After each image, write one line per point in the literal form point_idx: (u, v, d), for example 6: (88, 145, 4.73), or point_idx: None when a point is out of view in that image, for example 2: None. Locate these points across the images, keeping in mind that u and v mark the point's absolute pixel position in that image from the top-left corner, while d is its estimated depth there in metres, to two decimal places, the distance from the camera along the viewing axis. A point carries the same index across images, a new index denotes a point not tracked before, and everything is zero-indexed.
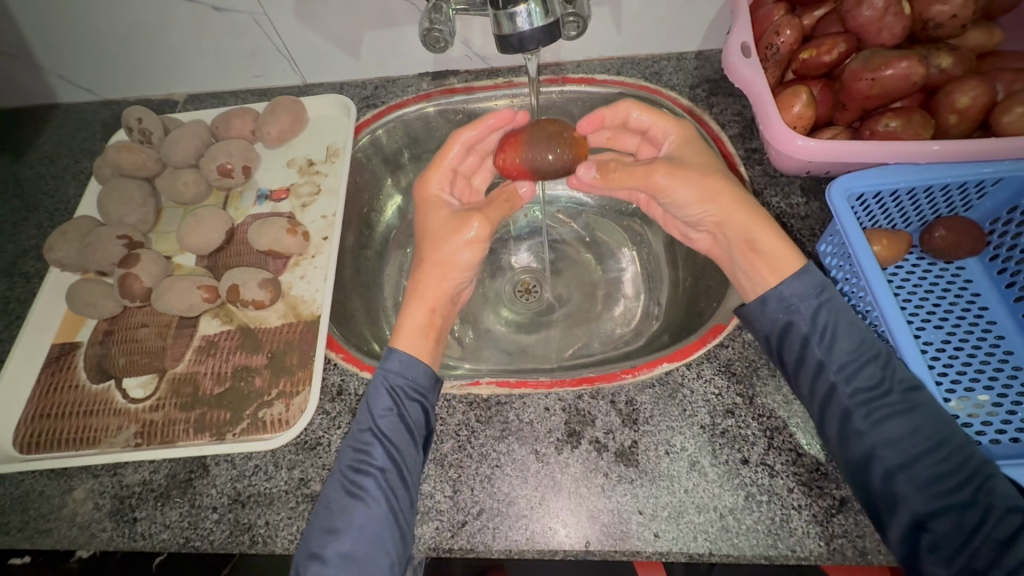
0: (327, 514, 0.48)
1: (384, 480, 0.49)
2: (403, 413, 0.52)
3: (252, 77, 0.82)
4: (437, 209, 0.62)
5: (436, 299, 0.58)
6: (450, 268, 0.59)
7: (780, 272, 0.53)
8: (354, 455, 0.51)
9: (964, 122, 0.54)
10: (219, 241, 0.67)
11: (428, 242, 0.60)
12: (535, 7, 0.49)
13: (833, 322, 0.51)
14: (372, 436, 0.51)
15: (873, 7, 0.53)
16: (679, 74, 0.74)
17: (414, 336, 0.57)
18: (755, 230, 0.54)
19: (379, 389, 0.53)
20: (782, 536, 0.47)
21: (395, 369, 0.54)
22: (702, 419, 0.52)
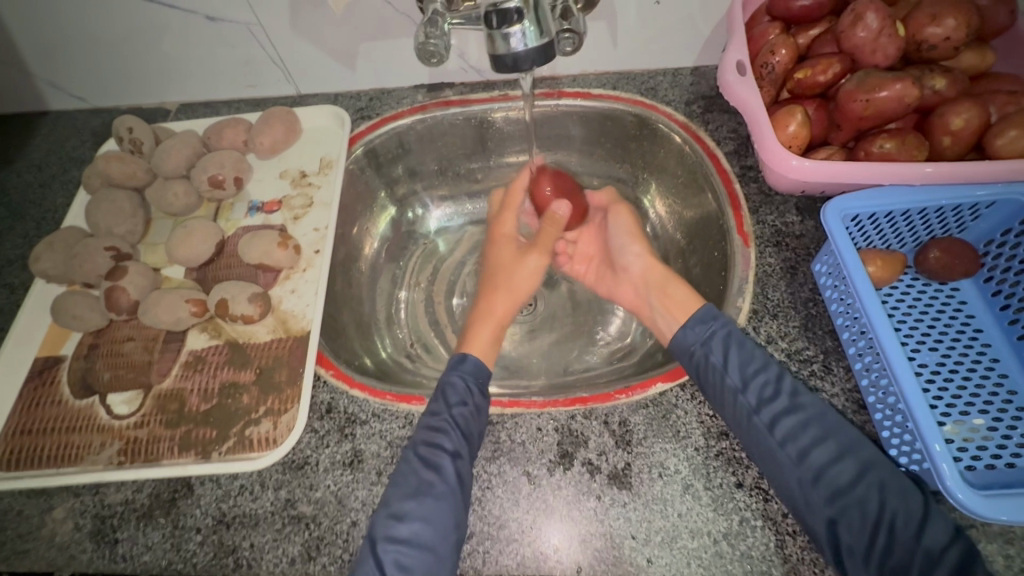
0: (399, 496, 0.49)
1: (459, 465, 0.50)
2: (475, 405, 0.54)
3: (246, 87, 0.82)
4: (506, 244, 0.72)
5: (502, 320, 0.66)
6: (516, 294, 0.68)
7: (687, 311, 0.59)
8: (426, 442, 0.51)
9: (958, 144, 0.54)
10: (209, 253, 0.66)
11: (500, 274, 0.69)
12: (529, 27, 0.49)
13: (732, 342, 0.53)
14: (447, 423, 0.52)
15: (867, 28, 0.53)
16: (674, 89, 0.74)
17: (485, 346, 0.63)
18: (672, 282, 0.63)
19: (455, 386, 0.56)
20: (776, 563, 0.46)
21: (470, 371, 0.58)
22: (695, 441, 0.52)
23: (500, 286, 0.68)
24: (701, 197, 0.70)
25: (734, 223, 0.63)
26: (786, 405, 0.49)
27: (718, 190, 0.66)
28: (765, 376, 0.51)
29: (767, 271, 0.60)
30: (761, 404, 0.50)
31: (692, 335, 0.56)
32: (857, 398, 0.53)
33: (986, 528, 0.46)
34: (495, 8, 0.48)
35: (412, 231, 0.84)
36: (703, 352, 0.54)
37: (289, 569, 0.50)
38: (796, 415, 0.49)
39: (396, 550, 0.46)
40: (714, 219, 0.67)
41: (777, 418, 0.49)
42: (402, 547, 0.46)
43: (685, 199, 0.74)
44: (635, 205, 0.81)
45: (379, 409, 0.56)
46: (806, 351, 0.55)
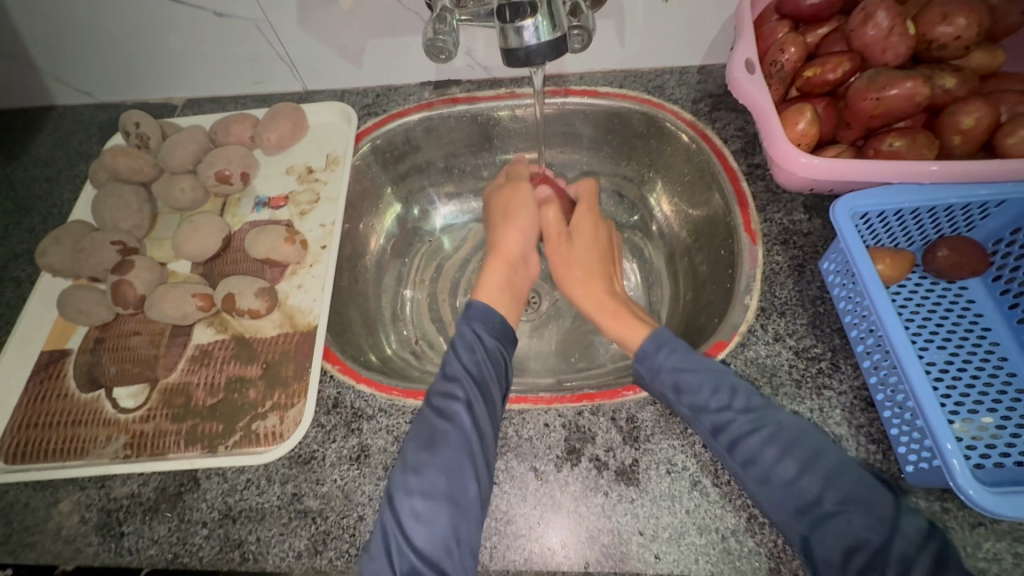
0: (413, 449, 0.49)
1: (474, 413, 0.50)
2: (489, 352, 0.55)
3: (253, 83, 0.82)
4: (507, 190, 0.71)
5: (511, 256, 0.65)
6: (524, 230, 0.67)
7: (632, 351, 0.58)
8: (442, 392, 0.52)
9: (968, 143, 0.54)
10: (216, 248, 0.66)
11: (502, 214, 0.69)
12: (542, 22, 0.49)
13: (680, 373, 0.51)
14: (459, 372, 0.53)
15: (878, 27, 0.53)
16: (682, 88, 0.74)
17: (492, 289, 0.62)
18: (614, 318, 0.61)
19: (466, 333, 0.57)
20: (785, 560, 0.46)
21: (476, 316, 0.58)
22: (703, 438, 0.51)
23: (503, 227, 0.67)
24: (708, 196, 0.70)
25: (742, 221, 0.63)
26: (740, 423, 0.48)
27: (725, 189, 0.66)
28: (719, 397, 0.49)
29: (775, 269, 0.60)
30: (718, 427, 0.48)
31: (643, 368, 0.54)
32: (865, 396, 0.53)
33: (995, 527, 0.46)
34: (508, 1, 0.48)
35: (418, 228, 0.84)
36: (656, 385, 0.52)
37: (295, 562, 0.50)
38: (760, 434, 0.47)
39: (412, 503, 0.46)
40: (721, 217, 0.67)
41: (736, 440, 0.47)
42: (419, 500, 0.46)
43: (691, 197, 0.74)
44: (641, 203, 0.81)
45: (386, 405, 0.56)
46: (814, 349, 0.55)
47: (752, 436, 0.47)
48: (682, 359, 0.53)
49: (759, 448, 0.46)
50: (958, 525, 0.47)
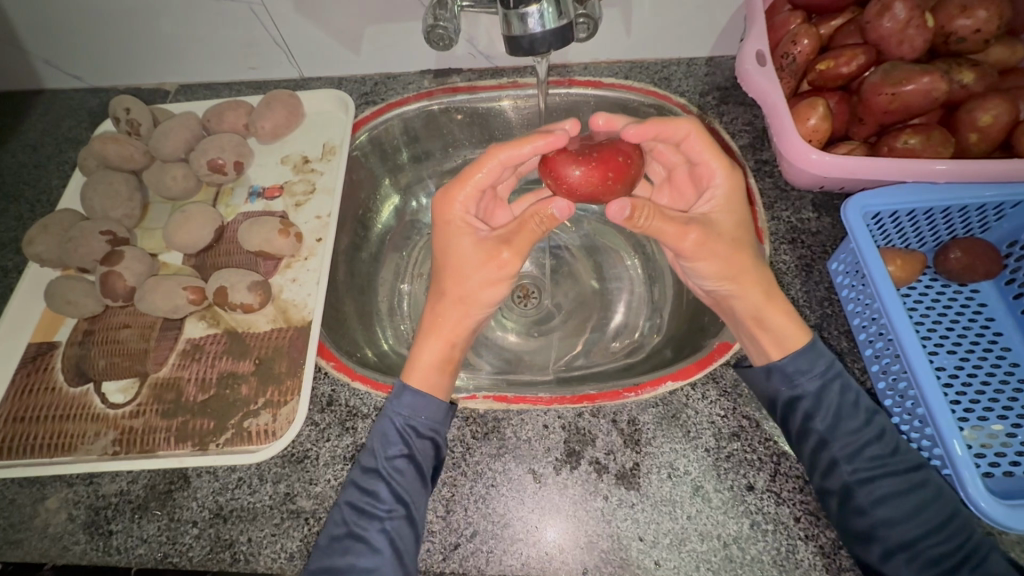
0: (328, 553, 0.47)
1: (394, 516, 0.48)
2: (414, 453, 0.50)
3: (247, 69, 0.79)
4: (463, 237, 0.58)
5: (452, 334, 0.58)
6: (469, 306, 0.58)
7: (784, 348, 0.51)
8: (360, 494, 0.49)
9: (985, 141, 0.51)
10: (208, 239, 0.64)
11: (451, 274, 0.58)
12: (548, 8, 0.46)
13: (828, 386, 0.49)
14: (380, 475, 0.49)
15: (895, 19, 0.51)
16: (689, 80, 0.72)
17: (428, 371, 0.55)
18: (771, 312, 0.52)
19: (387, 431, 0.51)
20: (787, 568, 0.45)
21: (405, 408, 0.52)
22: (706, 442, 0.50)
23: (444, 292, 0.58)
24: None
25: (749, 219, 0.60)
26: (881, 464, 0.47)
27: None
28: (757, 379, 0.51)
29: (782, 269, 0.58)
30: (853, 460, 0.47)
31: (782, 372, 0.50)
32: (872, 401, 0.52)
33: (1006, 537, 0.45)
34: None
35: (416, 221, 0.82)
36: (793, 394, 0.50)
37: (287, 564, 0.49)
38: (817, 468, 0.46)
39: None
40: None
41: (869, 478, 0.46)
42: None
43: None
44: None
45: (381, 403, 0.55)
46: None
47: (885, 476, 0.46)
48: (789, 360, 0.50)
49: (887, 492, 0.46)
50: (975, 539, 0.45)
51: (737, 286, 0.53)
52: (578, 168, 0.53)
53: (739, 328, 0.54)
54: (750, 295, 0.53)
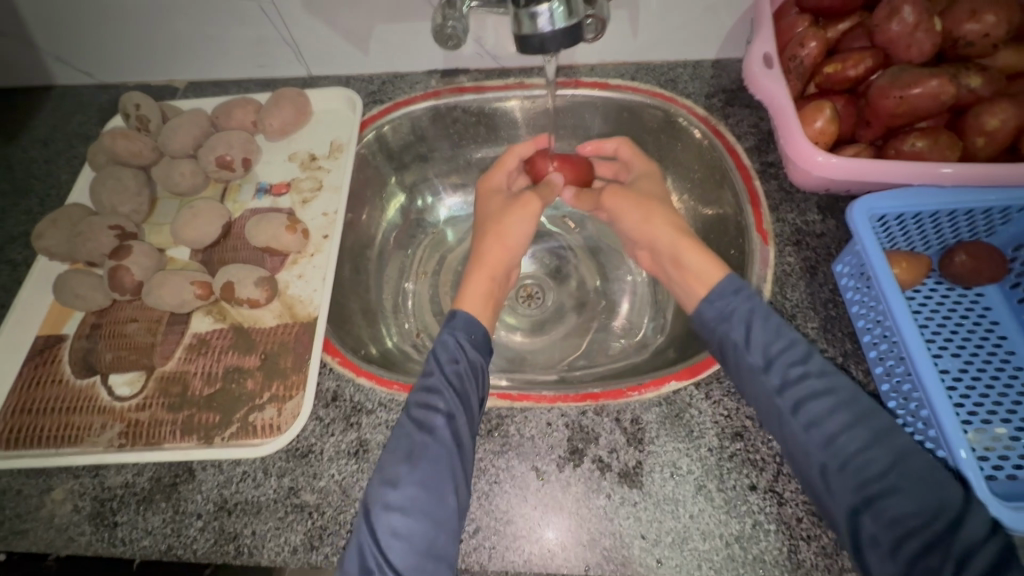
0: (392, 462, 0.47)
1: (453, 422, 0.49)
2: (469, 361, 0.53)
3: (256, 67, 0.80)
4: (493, 198, 0.67)
5: (495, 269, 0.61)
6: (506, 241, 0.63)
7: (708, 282, 0.55)
8: (422, 397, 0.51)
9: (992, 145, 0.51)
10: (216, 234, 0.65)
11: (493, 219, 0.64)
12: (558, 7, 0.47)
13: (754, 318, 0.50)
14: (439, 382, 0.51)
15: (903, 22, 0.51)
16: (695, 82, 0.72)
17: (476, 301, 0.60)
18: (687, 249, 0.57)
19: (446, 344, 0.55)
20: (789, 568, 0.45)
21: (461, 326, 0.56)
22: (709, 442, 0.50)
23: (490, 230, 0.63)
24: (719, 193, 0.69)
25: (753, 220, 0.62)
26: (815, 385, 0.46)
27: (737, 188, 0.65)
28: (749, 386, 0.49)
29: (787, 271, 0.59)
30: (785, 385, 0.47)
31: (711, 311, 0.53)
32: (876, 402, 0.52)
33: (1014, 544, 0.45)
34: None
35: (421, 220, 0.83)
36: (724, 329, 0.51)
37: (290, 557, 0.49)
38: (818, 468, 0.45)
39: (391, 518, 0.44)
40: (732, 216, 0.66)
41: (803, 401, 0.46)
42: (397, 514, 0.45)
43: (702, 193, 0.72)
44: None
45: (385, 399, 0.55)
46: (824, 354, 0.54)
47: (820, 397, 0.46)
48: (773, 361, 0.49)
49: (824, 411, 0.45)
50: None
51: (654, 228, 0.60)
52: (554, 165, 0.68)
53: (671, 279, 0.60)
54: (666, 236, 0.59)
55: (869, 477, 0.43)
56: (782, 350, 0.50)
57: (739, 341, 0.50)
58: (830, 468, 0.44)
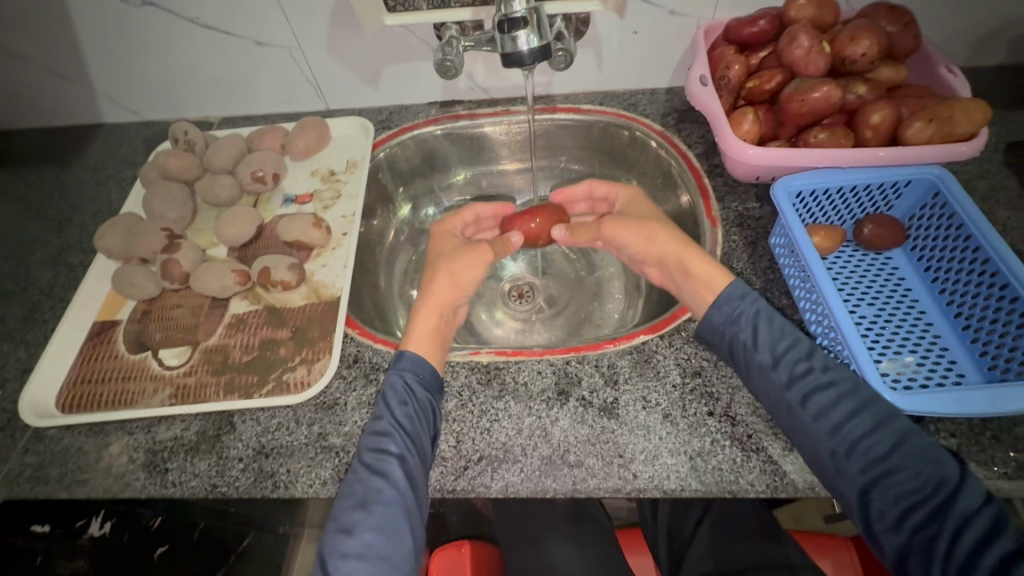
0: (347, 509, 0.52)
1: (407, 465, 0.53)
2: (416, 403, 0.57)
3: (282, 103, 0.94)
4: (447, 240, 0.72)
5: (445, 307, 0.64)
6: (458, 283, 0.66)
7: (713, 288, 0.60)
8: (374, 442, 0.54)
9: (879, 136, 0.65)
10: (249, 234, 0.76)
11: (445, 259, 0.68)
12: (532, 35, 0.61)
13: (760, 321, 0.57)
14: (390, 426, 0.55)
15: (801, 46, 0.66)
16: (652, 105, 0.87)
17: (424, 338, 0.62)
18: (690, 255, 0.62)
19: (395, 386, 0.57)
20: (743, 474, 0.54)
21: (408, 367, 0.59)
22: (673, 379, 0.60)
23: (444, 267, 0.66)
24: (677, 193, 0.82)
25: (704, 209, 0.74)
26: (817, 379, 0.52)
27: (690, 185, 0.78)
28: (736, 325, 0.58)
29: (732, 246, 0.71)
30: (792, 380, 0.53)
31: (720, 315, 0.59)
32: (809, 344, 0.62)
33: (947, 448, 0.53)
34: (505, 18, 0.61)
35: (424, 229, 0.95)
36: (733, 331, 0.58)
37: (321, 489, 0.57)
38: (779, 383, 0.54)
39: (348, 562, 0.49)
40: (688, 209, 0.78)
41: (810, 392, 0.52)
42: (353, 560, 0.49)
43: (663, 196, 0.85)
44: None
45: None
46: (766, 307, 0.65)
47: (825, 389, 0.52)
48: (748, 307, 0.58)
49: (828, 403, 0.51)
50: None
51: (658, 246, 0.65)
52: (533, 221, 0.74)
53: (679, 285, 0.64)
54: (669, 247, 0.64)
55: (875, 460, 0.48)
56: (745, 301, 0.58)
57: (749, 341, 0.56)
58: (841, 452, 0.49)
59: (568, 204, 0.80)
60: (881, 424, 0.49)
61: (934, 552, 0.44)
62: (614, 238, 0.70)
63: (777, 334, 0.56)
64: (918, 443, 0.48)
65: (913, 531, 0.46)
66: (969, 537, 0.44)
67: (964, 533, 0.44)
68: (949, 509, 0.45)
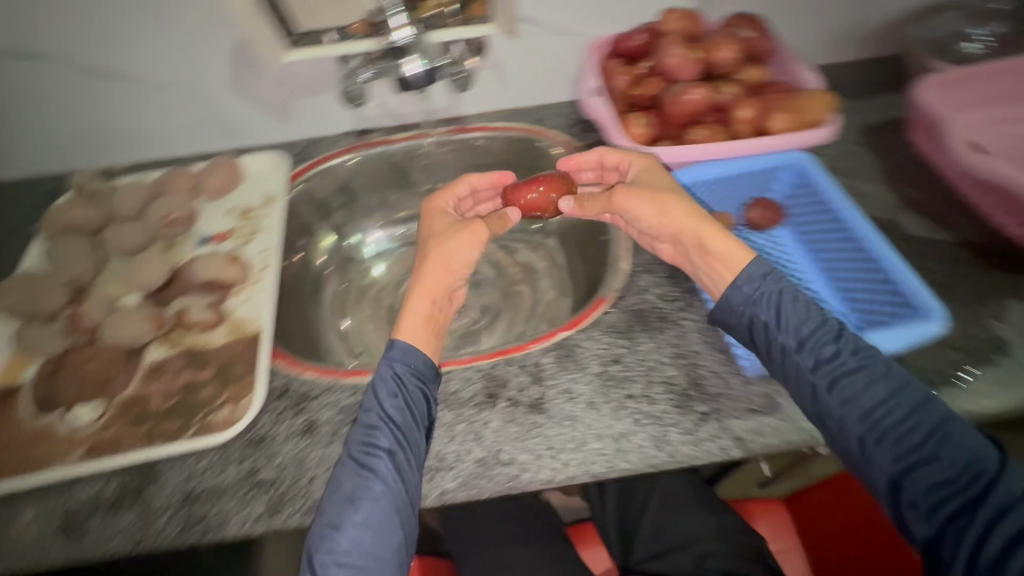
0: (336, 504, 0.52)
1: (395, 460, 0.53)
2: (407, 396, 0.57)
3: (192, 145, 0.93)
4: (439, 217, 0.68)
5: (437, 292, 0.62)
6: (450, 266, 0.63)
7: (732, 266, 0.59)
8: (363, 438, 0.55)
9: (748, 129, 0.72)
10: (163, 279, 0.75)
11: (434, 240, 0.65)
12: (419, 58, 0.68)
13: (784, 302, 0.56)
14: (380, 419, 0.55)
15: (672, 55, 0.73)
16: (558, 118, 0.93)
17: (416, 327, 0.61)
18: (709, 231, 0.60)
19: (384, 376, 0.57)
20: (664, 447, 0.58)
21: (399, 357, 0.58)
22: (594, 368, 0.64)
23: (437, 248, 0.63)
24: None
25: None
26: (849, 367, 0.52)
27: None
28: (761, 308, 0.57)
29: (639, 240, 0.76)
30: (818, 363, 0.53)
31: (739, 296, 0.58)
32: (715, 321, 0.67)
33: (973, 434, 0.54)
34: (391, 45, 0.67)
35: (351, 257, 0.96)
36: (753, 312, 0.57)
37: (254, 526, 0.56)
38: (804, 365, 0.54)
39: (336, 557, 0.49)
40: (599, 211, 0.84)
41: (837, 377, 0.52)
42: (342, 555, 0.50)
43: None
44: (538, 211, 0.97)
45: (330, 384, 0.65)
46: (673, 292, 0.70)
47: (854, 375, 0.52)
48: (773, 290, 0.57)
49: (859, 391, 0.51)
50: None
51: (674, 220, 0.62)
52: (535, 192, 0.71)
53: (693, 261, 0.63)
54: (685, 222, 0.61)
55: (907, 448, 0.49)
56: (765, 282, 0.58)
57: (770, 323, 0.56)
58: (870, 441, 0.50)
59: (576, 172, 0.75)
60: (915, 413, 0.49)
61: (965, 544, 0.45)
62: (625, 210, 0.66)
63: (787, 322, 0.56)
64: (959, 433, 0.48)
65: (944, 522, 0.46)
66: (1003, 531, 0.44)
67: (998, 526, 0.44)
68: (985, 500, 0.45)
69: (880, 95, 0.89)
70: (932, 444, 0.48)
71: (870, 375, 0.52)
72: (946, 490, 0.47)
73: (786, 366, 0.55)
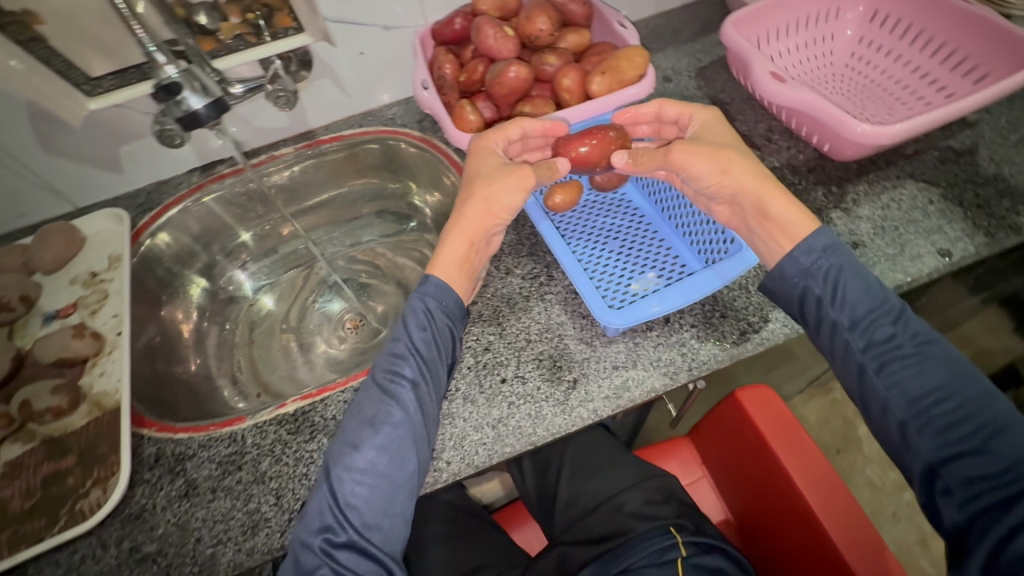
0: (356, 427, 0.55)
1: (418, 391, 0.56)
2: (436, 332, 0.58)
3: (18, 217, 0.85)
4: (489, 155, 0.63)
5: (476, 235, 0.61)
6: (493, 208, 0.61)
7: (792, 236, 0.57)
8: (388, 367, 0.57)
9: (575, 96, 0.73)
10: (7, 369, 0.69)
11: (483, 180, 0.61)
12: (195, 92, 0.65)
13: (840, 277, 0.54)
14: (407, 349, 0.57)
15: (488, 34, 0.73)
16: (407, 114, 0.91)
17: (451, 263, 0.61)
18: (773, 197, 0.57)
19: (417, 310, 0.59)
20: (540, 423, 0.60)
21: (432, 292, 0.59)
22: (466, 361, 0.65)
23: (485, 186, 0.61)
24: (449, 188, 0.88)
25: None
26: (904, 352, 0.51)
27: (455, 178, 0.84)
28: (813, 287, 0.55)
29: None
30: (870, 344, 0.52)
31: (794, 266, 0.56)
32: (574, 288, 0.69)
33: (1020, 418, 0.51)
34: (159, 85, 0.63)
35: (230, 296, 0.92)
36: (807, 284, 0.55)
37: None
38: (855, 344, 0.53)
39: (352, 475, 0.53)
40: None
41: (886, 360, 0.51)
42: (357, 474, 0.53)
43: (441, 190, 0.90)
44: (411, 209, 0.96)
45: (205, 440, 0.63)
46: (533, 269, 0.71)
47: (906, 360, 0.50)
48: (836, 263, 0.54)
49: (908, 376, 0.50)
50: (660, 349, 0.63)
51: (735, 181, 0.59)
52: (584, 147, 0.66)
53: (751, 229, 0.60)
54: (752, 185, 0.58)
55: (954, 438, 0.47)
56: (825, 255, 0.55)
57: (824, 296, 0.54)
58: (912, 427, 0.49)
59: (632, 126, 0.71)
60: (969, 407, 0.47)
61: (987, 539, 0.43)
62: (682, 168, 0.61)
63: (844, 298, 0.53)
64: (1018, 435, 0.45)
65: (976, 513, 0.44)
66: None
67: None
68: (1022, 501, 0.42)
69: (709, 35, 0.92)
70: (983, 438, 0.46)
71: (926, 360, 0.50)
72: (979, 481, 0.45)
73: (836, 342, 0.54)
